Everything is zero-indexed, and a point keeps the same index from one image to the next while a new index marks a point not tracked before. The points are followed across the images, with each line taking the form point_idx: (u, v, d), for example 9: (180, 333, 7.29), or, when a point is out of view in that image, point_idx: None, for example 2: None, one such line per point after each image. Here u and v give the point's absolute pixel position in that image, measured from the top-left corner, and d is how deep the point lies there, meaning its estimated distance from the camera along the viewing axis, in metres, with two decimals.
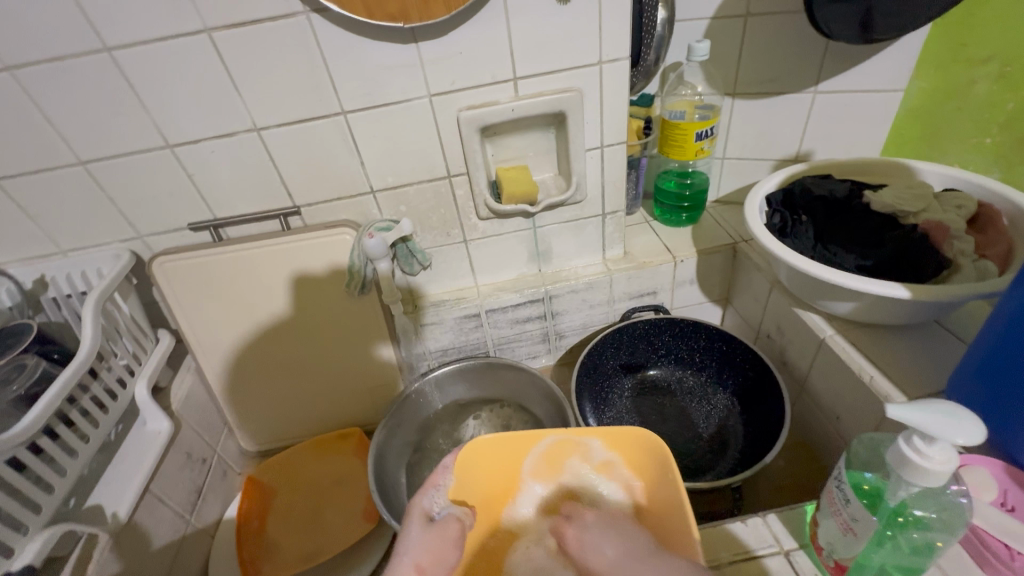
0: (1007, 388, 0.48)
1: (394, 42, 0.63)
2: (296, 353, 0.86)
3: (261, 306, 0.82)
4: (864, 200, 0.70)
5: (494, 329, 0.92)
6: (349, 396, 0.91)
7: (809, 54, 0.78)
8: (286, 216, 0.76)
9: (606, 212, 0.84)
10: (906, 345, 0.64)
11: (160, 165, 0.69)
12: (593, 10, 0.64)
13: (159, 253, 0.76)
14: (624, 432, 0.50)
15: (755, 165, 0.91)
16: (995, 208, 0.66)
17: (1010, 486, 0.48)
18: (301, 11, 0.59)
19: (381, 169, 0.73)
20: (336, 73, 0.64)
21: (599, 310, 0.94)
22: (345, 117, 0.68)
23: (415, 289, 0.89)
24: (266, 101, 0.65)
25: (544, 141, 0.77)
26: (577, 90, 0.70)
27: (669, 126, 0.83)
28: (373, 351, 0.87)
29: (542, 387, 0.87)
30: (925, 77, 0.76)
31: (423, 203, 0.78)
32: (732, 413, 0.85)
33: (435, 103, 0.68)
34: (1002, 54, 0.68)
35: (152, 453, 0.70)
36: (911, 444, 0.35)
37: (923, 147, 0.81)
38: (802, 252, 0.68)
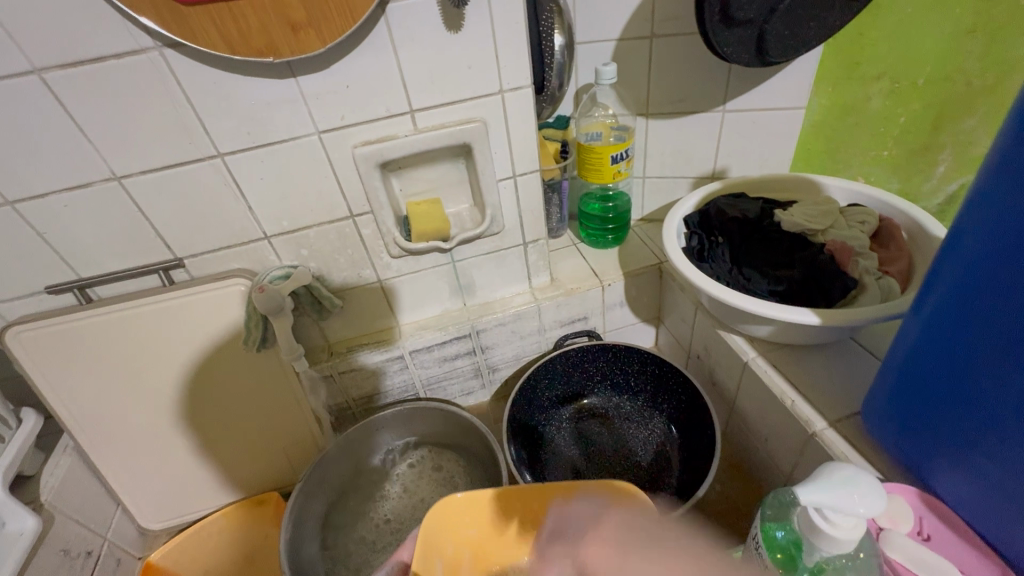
0: (914, 421, 0.47)
1: (270, 78, 0.56)
2: (195, 416, 0.77)
3: (148, 371, 0.72)
4: (774, 219, 0.70)
5: (421, 369, 0.87)
6: (266, 456, 0.83)
7: (714, 74, 0.77)
8: (167, 270, 0.67)
9: (527, 241, 0.81)
10: (824, 365, 0.64)
11: (2, 226, 0.59)
12: (487, 37, 0.60)
13: (13, 323, 0.66)
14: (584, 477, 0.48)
15: (674, 183, 0.90)
16: (895, 222, 0.68)
17: (925, 513, 0.47)
18: (153, 46, 0.52)
19: (273, 212, 0.67)
20: (205, 113, 0.57)
21: (531, 340, 0.91)
22: (223, 160, 0.61)
23: (330, 335, 0.82)
24: (124, 147, 0.57)
25: (454, 173, 0.73)
26: (481, 120, 0.66)
27: (585, 149, 0.81)
28: (287, 406, 0.80)
29: (472, 429, 0.83)
30: (824, 93, 0.76)
31: (327, 245, 0.72)
32: (669, 438, 0.84)
33: (326, 140, 0.62)
34: (889, 71, 0.72)
35: (12, 560, 0.60)
36: (820, 511, 0.33)
37: (828, 162, 0.82)
38: (719, 277, 0.67)
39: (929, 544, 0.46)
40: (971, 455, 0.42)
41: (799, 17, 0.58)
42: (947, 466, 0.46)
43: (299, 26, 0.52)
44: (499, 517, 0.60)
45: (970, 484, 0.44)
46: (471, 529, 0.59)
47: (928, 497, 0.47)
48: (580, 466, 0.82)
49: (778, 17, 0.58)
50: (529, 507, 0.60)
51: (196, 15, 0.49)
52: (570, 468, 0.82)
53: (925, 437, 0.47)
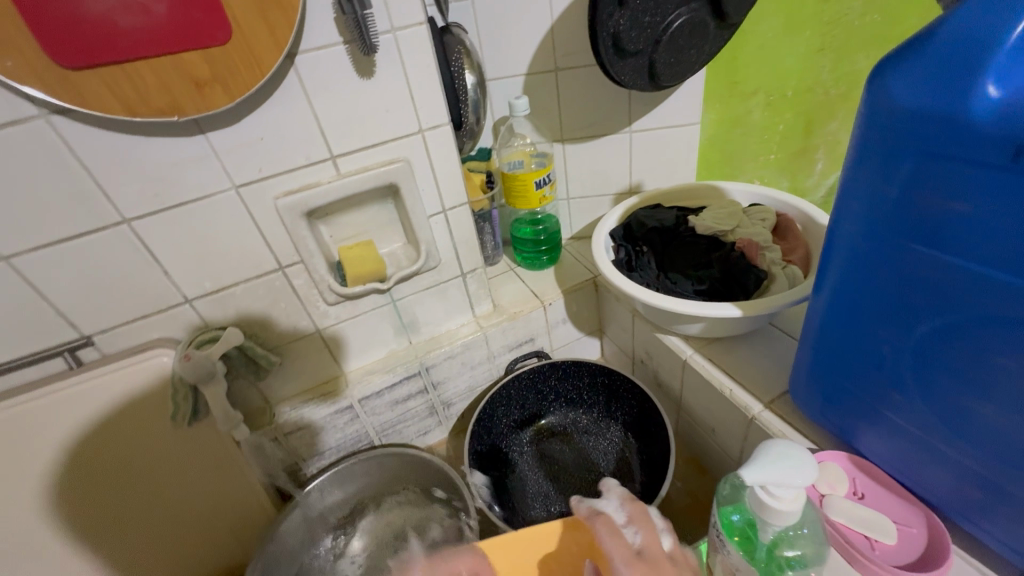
0: (834, 391, 0.52)
1: (176, 137, 0.54)
2: (113, 516, 0.67)
3: (52, 474, 0.63)
4: (689, 225, 0.77)
5: (372, 416, 0.84)
6: (208, 540, 0.75)
7: (617, 99, 0.84)
8: (73, 351, 0.62)
9: (465, 271, 0.82)
10: (753, 352, 0.70)
11: None
12: (400, 80, 0.61)
13: None
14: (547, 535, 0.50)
15: (597, 202, 0.96)
16: (790, 216, 0.76)
17: (856, 474, 0.52)
18: (38, 114, 0.49)
19: (192, 274, 0.63)
20: (105, 178, 0.54)
21: (482, 369, 0.91)
22: (130, 226, 0.57)
23: (270, 395, 0.78)
24: (10, 222, 0.52)
25: (384, 214, 0.73)
26: (405, 160, 0.67)
27: (510, 178, 0.85)
28: (227, 482, 0.74)
29: (433, 468, 0.81)
30: (714, 111, 0.85)
31: (256, 302, 0.69)
32: (627, 445, 0.86)
33: (244, 194, 0.60)
34: (763, 87, 0.82)
35: None
36: (765, 488, 0.35)
37: (728, 168, 0.91)
38: (648, 284, 0.71)
39: (864, 501, 0.50)
40: (887, 414, 0.47)
41: (681, 46, 0.65)
42: (867, 426, 0.50)
43: (204, 83, 0.51)
44: None
45: (888, 439, 0.49)
46: None
47: (858, 460, 0.52)
48: (545, 486, 0.82)
49: (663, 47, 0.64)
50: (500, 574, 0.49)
51: (86, 78, 0.47)
52: (537, 491, 0.82)
53: (845, 404, 0.51)
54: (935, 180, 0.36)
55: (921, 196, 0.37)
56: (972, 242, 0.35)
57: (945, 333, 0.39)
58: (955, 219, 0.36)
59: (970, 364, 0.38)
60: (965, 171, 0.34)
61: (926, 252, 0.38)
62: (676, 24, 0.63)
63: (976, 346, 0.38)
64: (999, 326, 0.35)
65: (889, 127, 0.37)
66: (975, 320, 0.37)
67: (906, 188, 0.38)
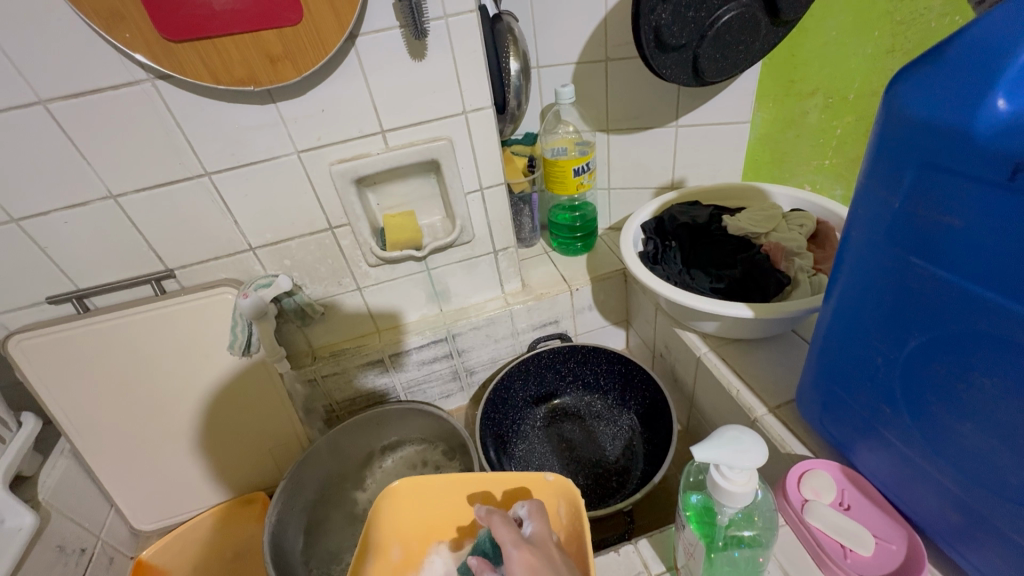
0: (832, 400, 0.52)
1: (250, 104, 0.62)
2: (181, 421, 0.81)
3: (139, 378, 0.77)
4: (721, 224, 0.76)
5: (401, 372, 0.91)
6: (250, 457, 0.87)
7: (666, 92, 0.84)
8: (159, 281, 0.73)
9: (497, 249, 0.87)
10: (768, 357, 0.69)
11: (9, 242, 0.65)
12: (448, 64, 0.66)
13: (16, 331, 0.71)
14: (536, 475, 0.56)
15: (637, 194, 0.97)
16: (829, 224, 0.74)
17: (846, 485, 0.52)
18: (146, 78, 0.58)
19: (256, 225, 0.72)
20: (194, 137, 0.63)
21: (505, 343, 0.96)
22: (210, 178, 0.66)
23: (314, 341, 0.87)
24: (119, 167, 0.63)
25: (426, 187, 0.79)
26: (447, 138, 0.72)
27: (551, 163, 0.87)
28: (271, 410, 0.85)
29: (450, 428, 0.88)
30: (766, 110, 0.83)
31: (308, 256, 0.77)
32: (635, 434, 0.88)
33: (304, 159, 0.68)
34: (822, 88, 0.78)
35: (11, 552, 0.64)
36: (718, 468, 0.37)
37: (777, 171, 0.89)
38: (669, 278, 0.72)
39: (849, 513, 0.51)
40: (879, 429, 0.47)
41: (727, 42, 0.65)
42: (861, 439, 0.50)
43: (277, 59, 0.58)
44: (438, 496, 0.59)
45: (881, 455, 0.48)
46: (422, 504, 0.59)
47: (851, 472, 0.52)
48: (551, 461, 0.87)
49: (707, 42, 0.64)
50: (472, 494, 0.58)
51: (184, 49, 0.55)
52: (542, 464, 0.87)
53: (842, 415, 0.51)
54: (934, 194, 0.36)
55: (922, 209, 0.37)
56: (965, 258, 0.35)
57: (933, 348, 0.39)
58: (951, 235, 0.36)
59: (959, 384, 0.38)
60: (963, 187, 0.34)
61: (923, 266, 0.38)
62: (724, 19, 0.62)
63: (963, 367, 0.38)
64: (985, 345, 0.36)
65: (899, 137, 0.37)
66: (963, 337, 0.37)
67: (909, 200, 0.38)
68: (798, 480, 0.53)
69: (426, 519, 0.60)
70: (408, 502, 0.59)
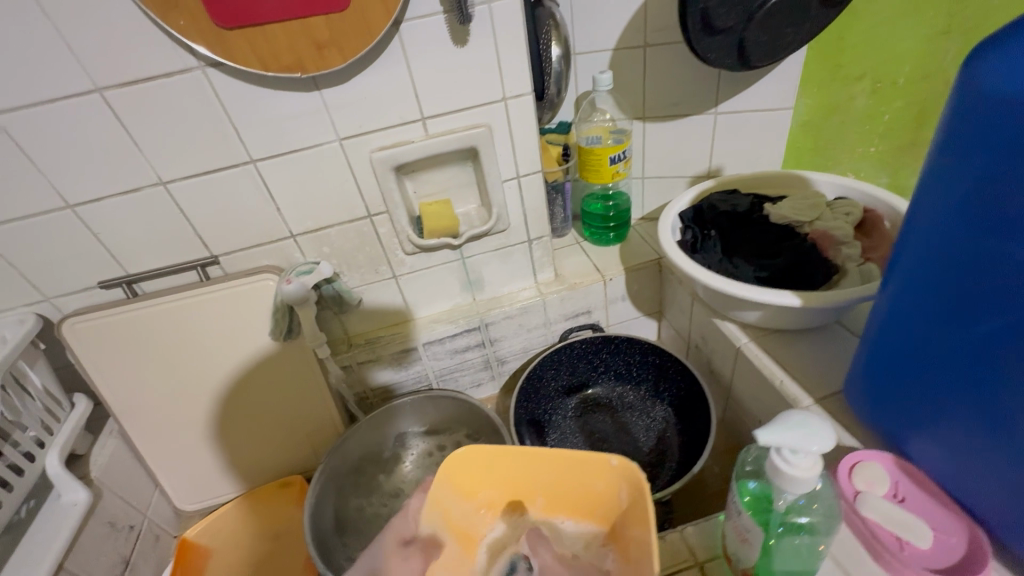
0: (886, 391, 0.51)
1: (296, 92, 0.63)
2: (223, 404, 0.83)
3: (184, 362, 0.79)
4: (763, 212, 0.75)
5: (434, 361, 0.92)
6: (287, 441, 0.89)
7: (705, 78, 0.82)
8: (204, 267, 0.75)
9: (531, 238, 0.86)
10: (813, 347, 0.68)
11: (64, 227, 0.67)
12: (490, 49, 0.66)
13: (68, 315, 0.73)
14: (599, 459, 0.52)
15: (672, 183, 0.95)
16: (878, 213, 0.72)
17: (900, 477, 0.51)
18: (196, 66, 0.59)
19: (298, 213, 0.73)
20: (240, 124, 0.64)
21: (537, 333, 0.96)
22: (255, 165, 0.68)
23: (349, 328, 0.88)
24: (169, 154, 0.64)
25: (462, 175, 0.79)
26: (486, 126, 0.72)
27: (586, 152, 0.86)
28: (308, 396, 0.86)
29: (484, 416, 0.88)
30: (810, 96, 0.81)
31: (346, 243, 0.78)
32: (669, 425, 0.87)
33: (346, 146, 0.69)
34: (872, 71, 0.77)
35: (68, 526, 0.66)
36: (780, 454, 0.37)
37: (819, 159, 0.87)
38: (710, 267, 0.71)
39: (903, 505, 0.49)
40: (941, 419, 0.46)
41: (776, 24, 0.63)
42: (918, 430, 0.49)
43: (324, 46, 0.59)
44: (495, 468, 0.55)
45: (940, 446, 0.47)
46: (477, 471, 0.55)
47: (905, 464, 0.51)
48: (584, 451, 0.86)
49: (755, 25, 0.63)
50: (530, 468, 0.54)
51: (235, 37, 0.56)
52: None
53: (897, 406, 0.50)
54: (1019, 172, 0.34)
55: (1004, 188, 0.35)
56: None
57: (1010, 333, 0.38)
58: None
59: None
60: None
61: (1002, 247, 0.37)
62: (774, 0, 0.61)
63: None
64: None
65: (982, 112, 0.36)
66: None
67: (983, 180, 0.37)
68: (849, 471, 0.52)
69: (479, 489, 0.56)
70: (470, 469, 0.55)
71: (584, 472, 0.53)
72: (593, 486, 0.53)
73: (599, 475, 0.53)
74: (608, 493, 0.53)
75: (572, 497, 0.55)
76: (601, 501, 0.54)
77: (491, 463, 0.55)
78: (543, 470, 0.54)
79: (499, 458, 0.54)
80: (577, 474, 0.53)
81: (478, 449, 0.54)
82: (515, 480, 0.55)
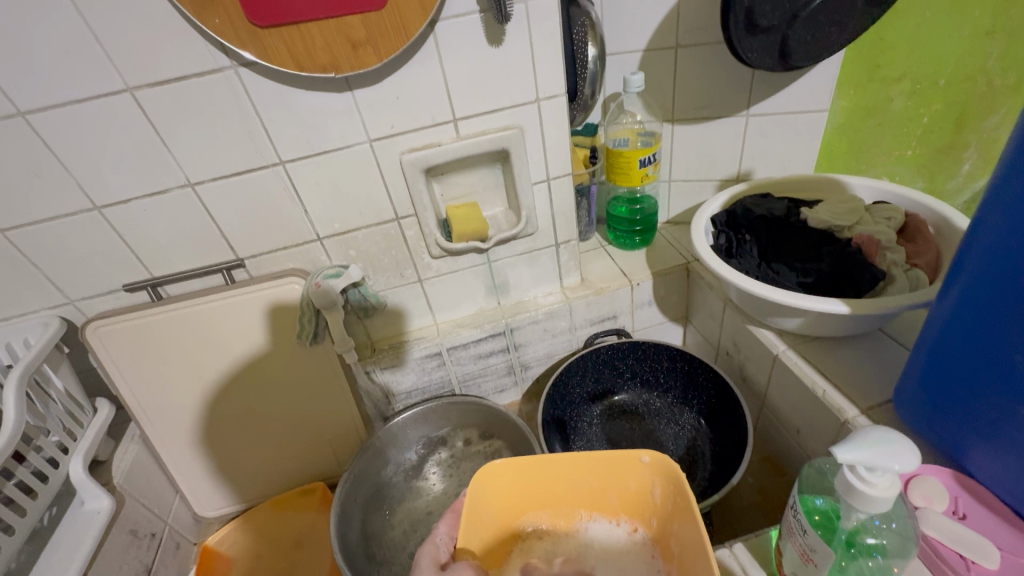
0: (945, 402, 0.49)
1: (329, 92, 0.62)
2: (246, 409, 0.82)
3: (208, 366, 0.78)
4: (801, 216, 0.73)
5: (457, 366, 0.91)
6: (310, 447, 0.88)
7: (738, 79, 0.81)
8: (229, 270, 0.73)
9: (559, 241, 0.85)
10: (855, 356, 0.66)
11: (90, 228, 0.66)
12: (525, 49, 0.65)
13: (92, 318, 0.72)
14: (631, 457, 0.51)
15: (700, 186, 0.93)
16: (921, 217, 0.70)
17: (960, 493, 0.49)
18: (228, 66, 0.58)
19: (326, 215, 0.72)
20: (270, 124, 0.63)
21: (562, 338, 0.94)
22: (284, 167, 0.66)
23: (373, 332, 0.87)
24: (198, 156, 0.63)
25: (491, 177, 0.77)
26: (519, 127, 0.71)
27: (613, 154, 0.85)
28: (332, 401, 0.85)
29: (510, 424, 0.86)
30: (846, 97, 0.79)
31: (373, 247, 0.77)
32: (699, 433, 0.86)
33: (376, 147, 0.68)
34: (910, 73, 0.76)
35: (92, 534, 0.65)
36: (855, 472, 0.35)
37: (853, 162, 0.85)
38: (747, 272, 0.69)
39: (965, 522, 0.47)
40: (1008, 433, 0.44)
41: (820, 24, 0.62)
42: (982, 443, 0.47)
43: (359, 45, 0.57)
44: (526, 480, 0.52)
45: (1007, 462, 0.45)
46: (507, 485, 0.52)
47: (965, 478, 0.49)
48: None
49: (799, 24, 0.62)
50: (562, 475, 0.52)
51: (271, 36, 0.55)
52: None
53: (958, 417, 0.48)
54: None
55: None
56: None
57: None
58: None
59: None
60: None
61: None
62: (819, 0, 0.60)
63: None
64: None
65: None
66: None
67: None
68: (905, 484, 0.50)
69: (512, 503, 0.53)
70: (500, 481, 0.52)
71: (619, 469, 0.51)
72: (626, 486, 0.52)
73: (631, 474, 0.52)
74: (643, 492, 0.51)
75: (604, 497, 0.53)
76: (633, 501, 0.52)
77: (521, 473, 0.52)
78: (576, 473, 0.52)
79: (529, 469, 0.52)
80: (609, 474, 0.52)
81: (508, 460, 0.52)
82: (547, 487, 0.53)
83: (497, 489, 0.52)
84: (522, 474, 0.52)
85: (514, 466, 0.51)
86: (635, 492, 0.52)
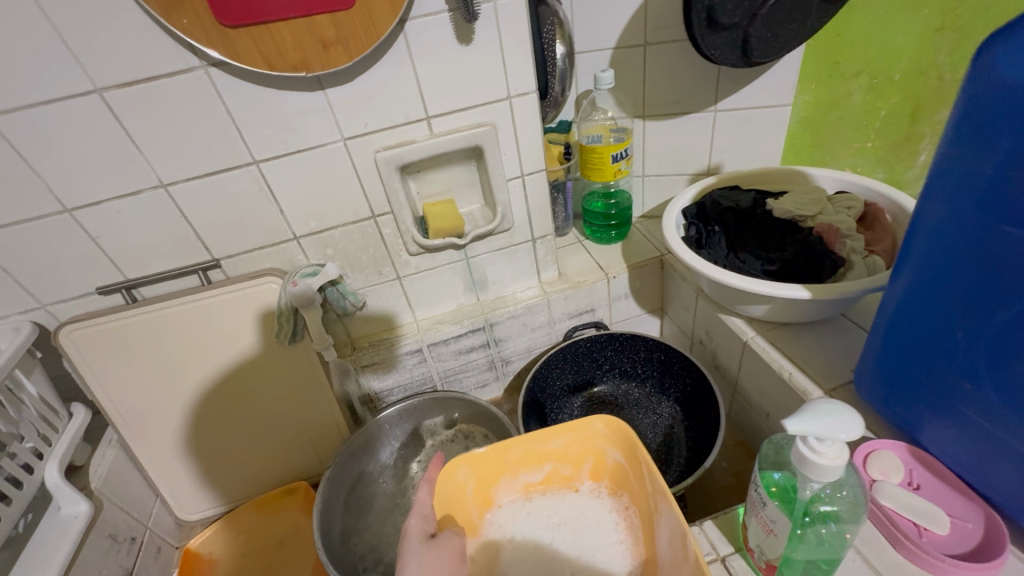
0: (899, 379, 0.52)
1: (301, 91, 0.63)
2: (226, 410, 0.82)
3: (185, 368, 0.78)
4: (766, 207, 0.75)
5: (438, 362, 0.91)
6: (292, 447, 0.88)
7: (705, 76, 0.83)
8: (205, 270, 0.73)
9: (535, 236, 0.86)
10: (820, 340, 0.68)
11: (62, 231, 0.65)
12: (496, 48, 0.66)
13: (65, 322, 0.71)
14: (581, 425, 0.55)
15: (672, 181, 0.96)
16: (879, 206, 0.73)
17: (915, 465, 0.52)
18: (199, 66, 0.58)
19: (302, 215, 0.72)
20: (244, 124, 0.63)
21: (542, 333, 0.95)
22: (258, 166, 0.67)
23: (353, 331, 0.87)
24: (171, 156, 0.63)
25: (466, 174, 0.78)
26: (491, 124, 0.72)
27: (587, 150, 0.86)
28: (313, 399, 0.85)
29: (491, 418, 0.87)
30: (808, 92, 0.82)
31: (350, 245, 0.77)
32: (676, 421, 0.88)
33: (351, 146, 0.68)
34: (868, 68, 0.79)
35: (69, 539, 0.65)
36: (807, 442, 0.37)
37: (817, 155, 0.88)
38: (716, 262, 0.72)
39: (919, 492, 0.50)
40: (957, 405, 0.47)
41: (778, 21, 0.64)
42: (933, 416, 0.50)
43: (330, 44, 0.58)
44: (492, 471, 0.55)
45: (957, 433, 0.48)
46: (473, 482, 0.54)
47: (918, 451, 0.52)
48: None
49: (759, 21, 0.64)
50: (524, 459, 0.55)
51: (241, 36, 0.55)
52: None
53: (912, 393, 0.51)
54: None
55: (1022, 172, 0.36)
56: None
57: None
58: None
59: None
60: None
61: (1015, 233, 0.38)
62: None
63: None
64: None
65: (994, 97, 0.36)
66: None
67: (1001, 165, 0.37)
68: (865, 459, 0.53)
69: (484, 496, 0.55)
70: (468, 479, 0.54)
71: (563, 446, 0.54)
72: (581, 455, 0.56)
73: (585, 443, 0.55)
74: (600, 457, 0.56)
75: (564, 468, 0.57)
76: (594, 465, 0.56)
77: (483, 467, 0.54)
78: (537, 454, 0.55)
79: (492, 459, 0.54)
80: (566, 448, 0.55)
81: (468, 463, 0.53)
82: (511, 472, 0.55)
83: (468, 492, 0.54)
84: (486, 466, 0.54)
85: (479, 459, 0.54)
86: (592, 457, 0.56)
